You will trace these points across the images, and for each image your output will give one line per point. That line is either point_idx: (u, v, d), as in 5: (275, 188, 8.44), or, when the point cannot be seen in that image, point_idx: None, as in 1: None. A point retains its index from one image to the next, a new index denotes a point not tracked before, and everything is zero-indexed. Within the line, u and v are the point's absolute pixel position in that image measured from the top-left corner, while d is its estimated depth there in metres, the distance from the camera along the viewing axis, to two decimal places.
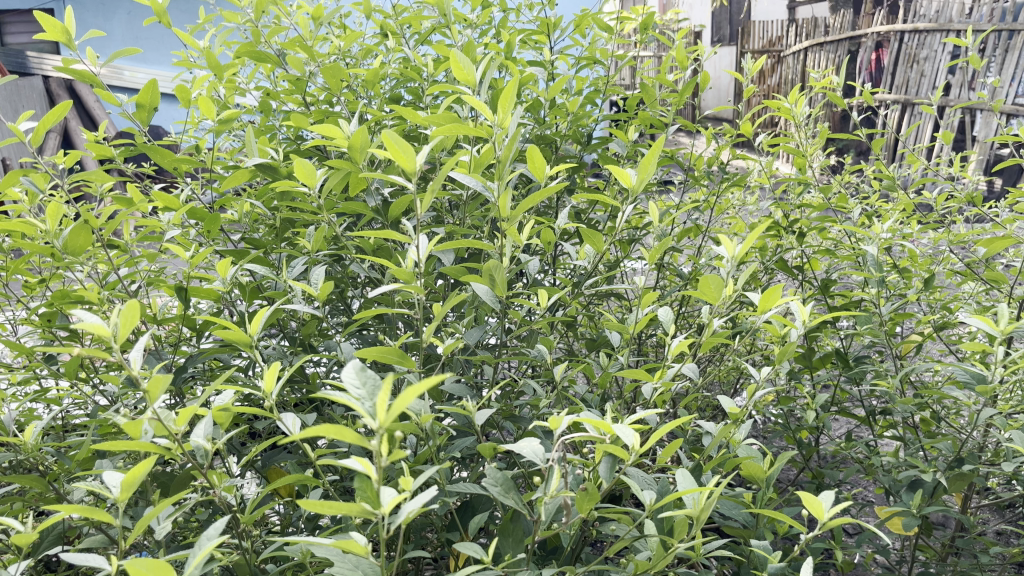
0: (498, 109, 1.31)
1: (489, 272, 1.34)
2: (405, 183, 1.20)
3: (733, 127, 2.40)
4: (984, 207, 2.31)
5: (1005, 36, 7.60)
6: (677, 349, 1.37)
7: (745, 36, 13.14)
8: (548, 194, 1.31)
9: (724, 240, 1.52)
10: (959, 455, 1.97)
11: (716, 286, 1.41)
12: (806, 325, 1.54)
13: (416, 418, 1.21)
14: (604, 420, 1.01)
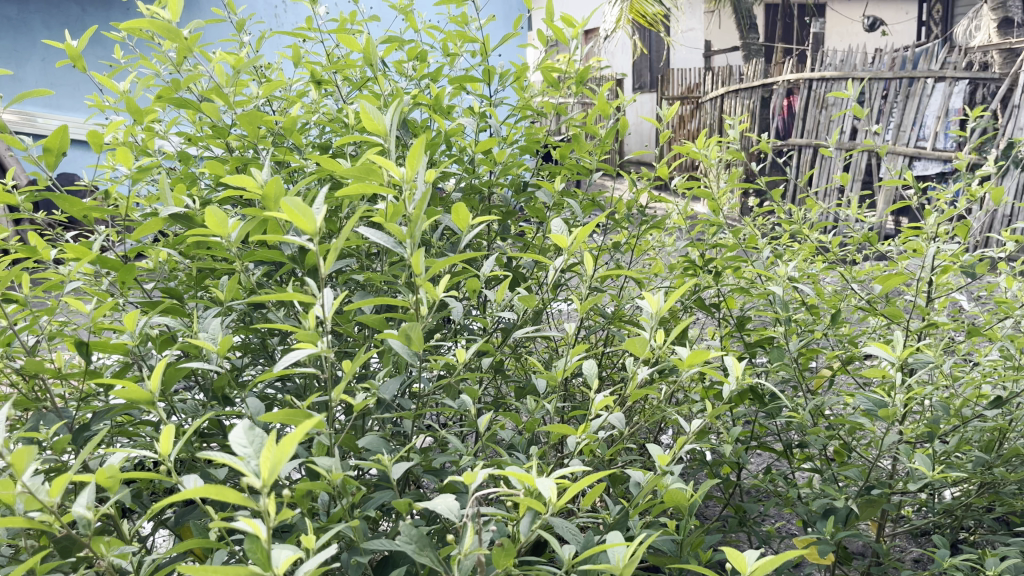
0: (408, 165, 1.29)
1: (402, 328, 1.34)
2: (306, 243, 1.18)
3: (650, 171, 2.45)
4: (881, 246, 2.44)
5: (905, 83, 8.10)
6: (602, 403, 1.38)
7: (665, 83, 13.54)
8: (462, 255, 1.34)
9: (648, 297, 1.60)
10: (868, 485, 2.07)
11: (642, 346, 1.46)
12: (736, 379, 1.64)
13: (326, 476, 1.21)
14: (525, 474, 1.04)
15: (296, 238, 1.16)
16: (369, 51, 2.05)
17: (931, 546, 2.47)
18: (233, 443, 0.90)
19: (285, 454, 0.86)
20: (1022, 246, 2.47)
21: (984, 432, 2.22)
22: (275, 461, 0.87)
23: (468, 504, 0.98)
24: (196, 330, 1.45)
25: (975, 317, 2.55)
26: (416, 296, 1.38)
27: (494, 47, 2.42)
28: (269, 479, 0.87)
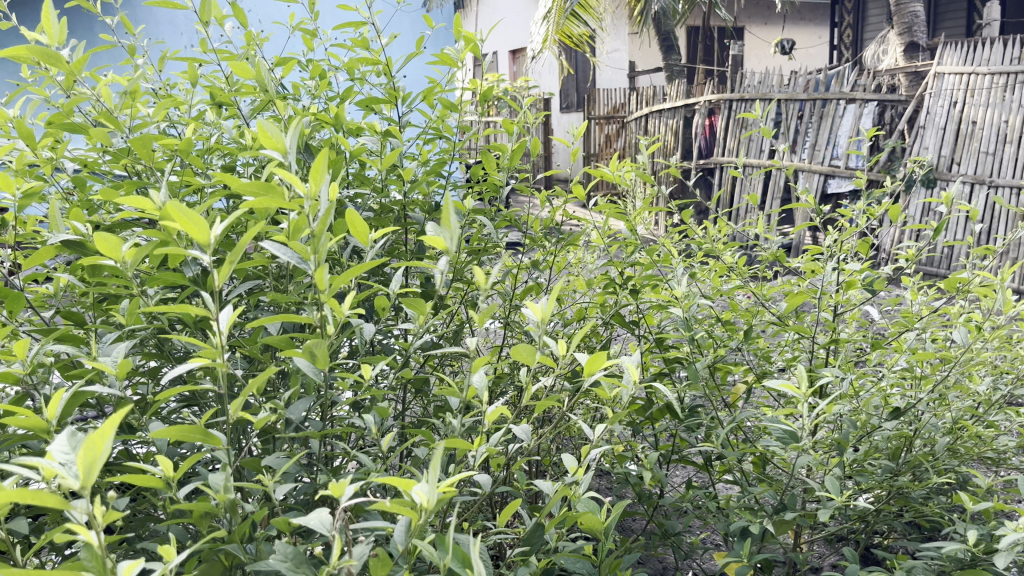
0: (311, 183, 1.30)
1: (308, 347, 1.35)
2: (201, 256, 1.18)
3: (567, 190, 2.48)
4: (791, 264, 2.53)
5: (818, 104, 8.45)
6: (494, 414, 1.41)
7: (591, 103, 13.73)
8: (366, 270, 1.34)
9: (532, 302, 1.67)
10: (782, 498, 2.13)
11: (529, 353, 1.48)
12: (637, 383, 1.68)
13: (215, 496, 1.21)
14: (392, 480, 1.06)
15: (188, 249, 1.14)
16: (266, 74, 2.02)
17: (845, 552, 2.56)
18: (51, 450, 0.90)
19: (99, 451, 0.85)
20: (919, 261, 2.60)
21: (890, 440, 2.32)
22: (89, 462, 0.85)
23: (334, 516, 0.99)
24: (92, 357, 1.42)
25: (879, 329, 2.67)
26: (321, 314, 1.40)
27: (397, 68, 2.44)
28: (87, 482, 0.85)
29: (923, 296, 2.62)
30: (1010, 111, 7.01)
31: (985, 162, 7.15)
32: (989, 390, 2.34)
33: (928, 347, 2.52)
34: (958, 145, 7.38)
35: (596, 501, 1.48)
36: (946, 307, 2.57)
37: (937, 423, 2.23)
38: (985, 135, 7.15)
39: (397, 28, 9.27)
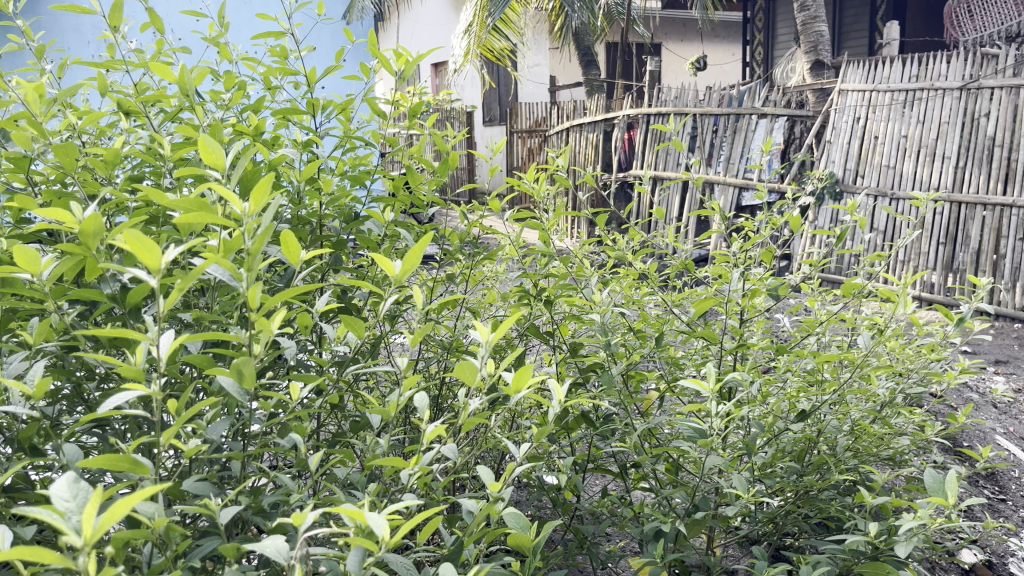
0: (251, 202, 1.27)
1: (236, 366, 1.30)
2: (149, 279, 1.14)
3: (478, 202, 2.47)
4: (699, 274, 2.61)
5: (732, 118, 8.73)
6: (432, 435, 1.38)
7: (513, 117, 13.83)
8: (297, 291, 1.33)
9: (479, 324, 1.54)
10: (695, 503, 2.18)
11: (471, 372, 1.43)
12: (563, 403, 1.61)
13: (148, 524, 1.15)
14: (355, 510, 1.05)
15: (136, 273, 1.11)
16: (184, 81, 1.95)
17: (759, 554, 2.63)
18: (53, 495, 0.88)
19: (116, 519, 0.83)
20: (821, 268, 2.72)
21: (796, 444, 2.40)
22: (99, 526, 0.83)
23: (298, 546, 0.98)
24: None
25: (786, 335, 2.76)
26: (251, 334, 1.34)
27: (315, 79, 2.39)
28: (91, 542, 0.82)
29: (825, 303, 2.73)
30: (909, 126, 7.38)
31: (887, 175, 7.50)
32: (885, 391, 2.46)
33: (830, 351, 2.63)
34: (861, 159, 7.74)
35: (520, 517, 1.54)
36: (847, 312, 2.68)
37: (837, 425, 2.33)
38: (886, 149, 7.51)
39: (315, 40, 9.21)
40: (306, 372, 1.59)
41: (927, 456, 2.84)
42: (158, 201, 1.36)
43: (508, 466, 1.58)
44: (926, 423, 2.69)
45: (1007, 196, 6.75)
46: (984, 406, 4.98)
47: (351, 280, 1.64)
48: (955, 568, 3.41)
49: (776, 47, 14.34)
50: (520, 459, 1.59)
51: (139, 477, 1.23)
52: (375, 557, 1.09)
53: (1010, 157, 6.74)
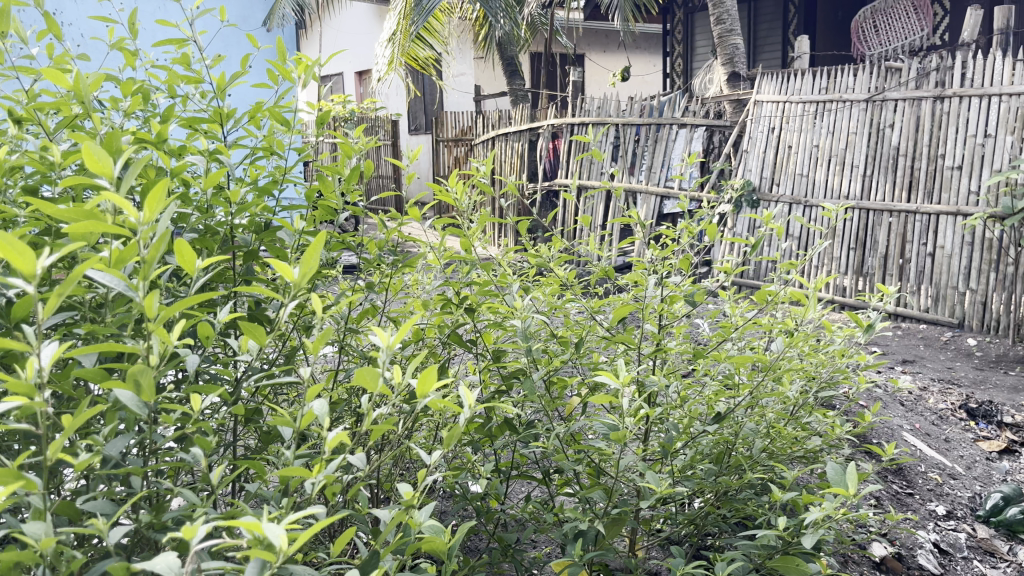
0: (142, 209, 1.26)
1: (132, 375, 1.28)
2: (30, 289, 1.10)
3: (398, 210, 2.44)
4: (619, 281, 2.65)
5: (652, 128, 8.93)
6: (336, 441, 1.38)
7: (439, 126, 13.82)
8: (196, 300, 1.32)
9: (379, 329, 1.57)
10: (613, 505, 2.21)
11: (373, 377, 1.43)
12: (470, 407, 1.64)
13: (35, 545, 1.11)
14: (251, 522, 1.05)
15: (16, 282, 1.07)
16: (80, 88, 1.88)
17: (679, 553, 2.68)
18: None
19: None
20: (735, 274, 2.80)
21: (714, 446, 2.46)
22: None
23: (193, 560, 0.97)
24: None
25: (703, 339, 2.83)
26: (146, 344, 1.32)
27: (224, 87, 2.33)
28: None
29: (740, 308, 2.80)
30: (820, 136, 7.68)
31: (800, 183, 7.81)
32: (797, 391, 2.55)
33: (744, 354, 2.70)
34: (776, 168, 8.03)
35: (437, 524, 1.54)
36: (762, 316, 2.76)
37: (752, 426, 2.40)
38: (799, 158, 7.81)
39: (225, 48, 9.12)
40: (210, 382, 1.56)
41: (838, 454, 2.94)
42: (43, 212, 1.32)
43: (422, 474, 1.57)
44: (836, 421, 2.79)
45: (911, 203, 7.09)
46: (892, 403, 5.20)
47: (252, 288, 1.63)
48: (867, 561, 3.53)
49: (695, 58, 14.72)
50: (433, 469, 1.59)
51: (25, 497, 1.18)
52: (273, 569, 1.10)
53: (913, 165, 7.08)
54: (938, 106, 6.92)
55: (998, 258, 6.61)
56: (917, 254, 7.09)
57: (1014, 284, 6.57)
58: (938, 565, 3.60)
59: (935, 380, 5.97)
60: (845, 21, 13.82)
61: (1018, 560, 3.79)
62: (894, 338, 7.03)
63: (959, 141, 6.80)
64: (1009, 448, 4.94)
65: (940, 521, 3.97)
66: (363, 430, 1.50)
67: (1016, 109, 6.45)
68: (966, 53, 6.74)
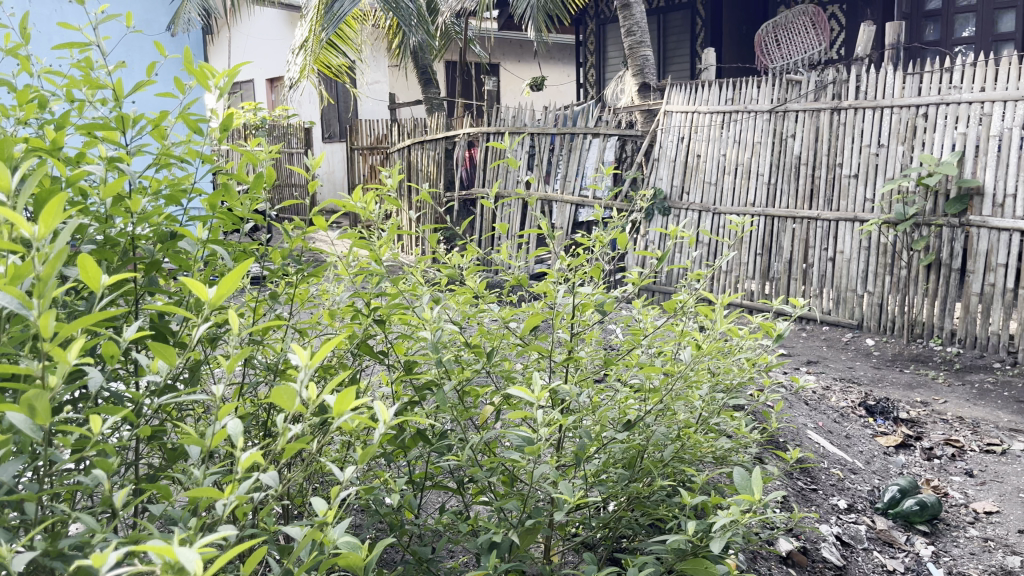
0: (40, 225, 1.22)
1: (26, 400, 1.22)
2: None
3: (307, 221, 2.39)
4: (530, 289, 2.67)
5: (567, 138, 9.04)
6: (249, 461, 1.35)
7: (354, 134, 13.67)
8: (95, 316, 1.28)
9: (298, 346, 1.51)
10: (527, 515, 2.24)
11: (288, 396, 1.42)
12: (388, 424, 1.61)
13: None
14: (164, 547, 1.02)
15: None
16: None
17: (594, 557, 2.72)
18: None
19: None
20: (645, 282, 2.86)
21: (625, 452, 2.50)
22: None
23: None
24: None
25: (615, 345, 2.88)
26: (43, 366, 1.27)
27: (126, 94, 2.23)
28: None
29: (650, 314, 2.87)
30: (726, 146, 7.93)
31: (709, 190, 8.07)
32: (704, 394, 2.62)
33: (654, 360, 2.75)
34: (686, 177, 8.29)
35: (353, 540, 1.53)
36: (672, 322, 2.83)
37: (661, 431, 2.45)
38: (708, 167, 8.07)
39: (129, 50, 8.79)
40: (113, 403, 1.49)
41: (746, 454, 3.04)
42: None
43: (337, 491, 1.55)
44: (741, 422, 2.88)
45: (812, 209, 7.39)
46: (798, 402, 5.40)
47: (158, 305, 1.58)
48: (776, 557, 3.66)
49: (607, 69, 15.01)
50: (348, 485, 1.57)
51: None
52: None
53: (814, 174, 7.38)
54: (835, 117, 7.22)
55: (893, 262, 6.96)
56: (819, 259, 7.39)
57: (908, 286, 6.92)
58: (841, 557, 3.76)
59: (837, 379, 6.23)
60: (750, 34, 14.16)
61: (913, 549, 4.00)
62: (800, 340, 7.32)
63: (855, 151, 7.12)
64: (904, 442, 5.21)
65: (842, 515, 4.15)
66: (277, 449, 1.46)
67: (906, 120, 6.79)
68: (860, 67, 7.07)
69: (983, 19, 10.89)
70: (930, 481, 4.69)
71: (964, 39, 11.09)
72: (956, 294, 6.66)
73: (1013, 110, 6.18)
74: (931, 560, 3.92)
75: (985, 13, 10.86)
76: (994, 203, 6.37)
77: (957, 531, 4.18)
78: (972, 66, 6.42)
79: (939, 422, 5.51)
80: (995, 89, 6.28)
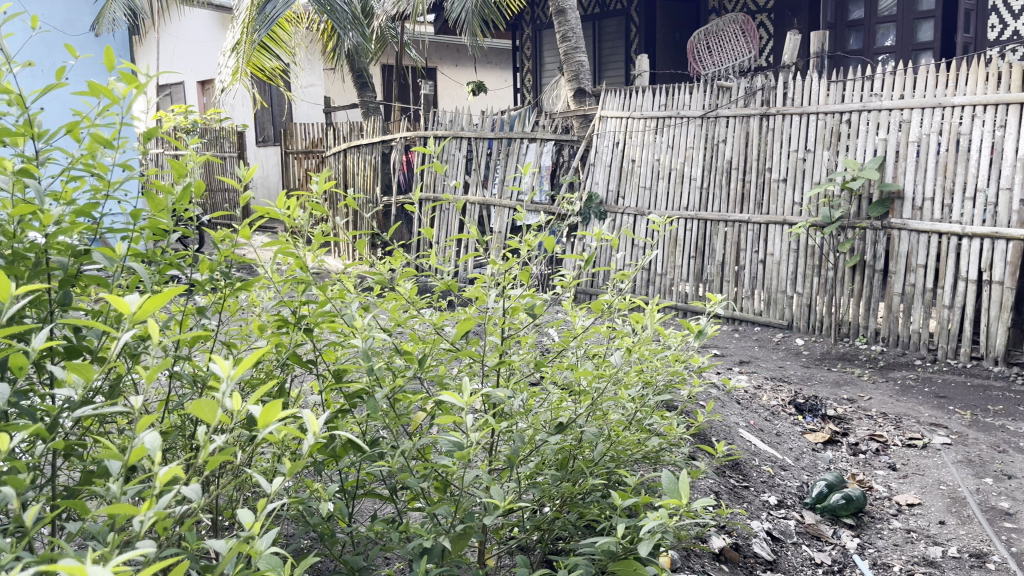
0: None
1: None
2: None
3: (234, 228, 2.34)
4: (461, 294, 2.67)
5: (504, 142, 9.07)
6: (168, 476, 1.32)
7: (289, 137, 13.48)
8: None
9: (219, 358, 1.49)
10: (460, 520, 2.23)
11: (210, 409, 1.39)
12: (318, 436, 1.59)
13: None
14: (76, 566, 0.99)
15: None
16: None
17: (529, 559, 2.72)
18: None
19: None
20: (577, 286, 2.89)
21: (557, 454, 2.52)
22: None
23: None
24: None
25: (548, 348, 2.89)
26: None
27: (38, 99, 2.14)
28: None
29: (582, 317, 2.90)
30: (660, 151, 8.08)
31: (644, 195, 8.22)
32: (635, 397, 2.65)
33: (586, 363, 2.78)
34: (622, 181, 8.42)
35: (278, 556, 1.50)
36: (603, 325, 2.86)
37: (593, 433, 2.48)
38: (643, 171, 8.21)
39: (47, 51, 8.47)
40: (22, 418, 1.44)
41: (677, 454, 3.09)
42: None
43: (264, 505, 1.52)
44: (673, 423, 2.92)
45: (743, 213, 7.57)
46: (730, 402, 5.51)
47: (73, 316, 1.53)
48: (709, 554, 3.72)
49: (544, 74, 15.11)
50: (274, 499, 1.54)
51: None
52: None
53: (744, 178, 7.56)
54: (764, 123, 7.42)
55: (820, 264, 7.17)
56: (750, 262, 7.57)
57: (834, 287, 7.13)
58: (771, 552, 3.85)
59: (768, 379, 6.38)
60: (682, 41, 14.63)
61: (840, 542, 4.13)
62: (732, 340, 7.48)
63: (784, 156, 7.32)
64: (832, 439, 5.37)
65: (772, 510, 4.24)
66: (199, 463, 1.43)
67: (831, 126, 7.00)
68: (786, 74, 7.27)
69: (903, 28, 11.22)
70: (856, 476, 4.85)
71: (886, 47, 11.46)
72: (879, 294, 6.89)
73: (930, 117, 6.43)
74: (857, 552, 4.04)
75: (905, 23, 11.19)
76: (914, 205, 6.60)
77: (880, 523, 4.33)
78: (892, 74, 6.65)
79: (864, 418, 5.70)
80: (914, 97, 6.53)
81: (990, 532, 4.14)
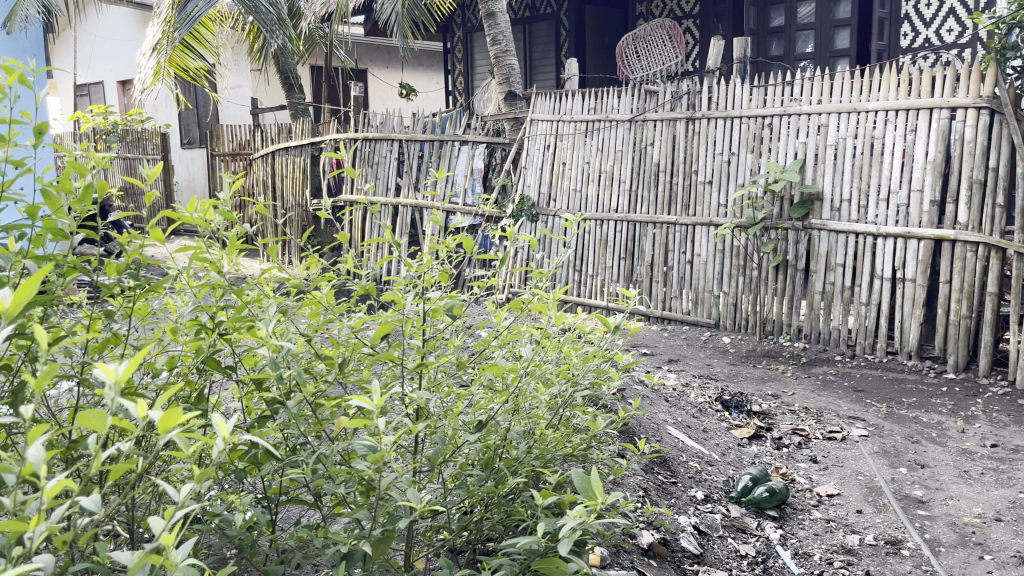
0: None
1: None
2: None
3: (144, 231, 2.28)
4: (383, 296, 2.65)
5: (436, 145, 9.09)
6: (57, 488, 1.29)
7: (215, 139, 13.21)
8: None
9: (104, 364, 1.48)
10: (382, 524, 2.21)
11: (98, 419, 1.36)
12: (226, 441, 1.56)
13: None
14: None
15: None
16: None
17: (455, 562, 2.71)
18: None
19: None
20: (500, 287, 2.90)
21: (480, 456, 2.52)
22: None
23: None
24: None
25: (474, 350, 2.90)
26: None
27: None
28: None
29: (505, 318, 2.90)
30: (590, 154, 8.21)
31: (574, 197, 8.34)
32: (557, 396, 2.67)
33: (509, 364, 2.78)
34: (553, 184, 8.54)
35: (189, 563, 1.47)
36: (526, 325, 2.87)
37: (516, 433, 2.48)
38: (573, 173, 8.34)
39: None
40: None
41: (603, 452, 3.11)
42: None
43: (171, 514, 1.49)
44: (597, 421, 2.94)
45: (670, 214, 7.72)
46: (659, 400, 5.62)
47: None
48: (638, 550, 3.76)
49: (475, 77, 15.14)
50: (182, 507, 1.51)
51: None
52: None
53: (672, 181, 7.72)
54: (690, 127, 7.58)
55: (744, 263, 7.36)
56: (678, 262, 7.75)
57: (759, 285, 7.33)
58: (698, 545, 3.94)
59: (696, 376, 6.52)
60: (611, 46, 14.92)
61: (763, 533, 4.24)
62: (662, 339, 7.60)
63: (709, 158, 7.49)
64: (756, 433, 5.52)
65: (698, 505, 4.34)
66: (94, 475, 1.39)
67: (754, 130, 7.20)
68: (711, 79, 7.45)
69: (821, 36, 11.53)
70: (778, 469, 4.99)
71: (805, 54, 11.76)
72: (801, 292, 7.10)
73: (846, 121, 6.67)
74: (779, 542, 4.16)
75: (823, 30, 11.48)
76: (832, 206, 6.83)
77: (801, 514, 4.47)
78: (810, 80, 6.87)
79: (787, 413, 5.87)
80: (830, 101, 6.76)
81: (903, 519, 4.32)
